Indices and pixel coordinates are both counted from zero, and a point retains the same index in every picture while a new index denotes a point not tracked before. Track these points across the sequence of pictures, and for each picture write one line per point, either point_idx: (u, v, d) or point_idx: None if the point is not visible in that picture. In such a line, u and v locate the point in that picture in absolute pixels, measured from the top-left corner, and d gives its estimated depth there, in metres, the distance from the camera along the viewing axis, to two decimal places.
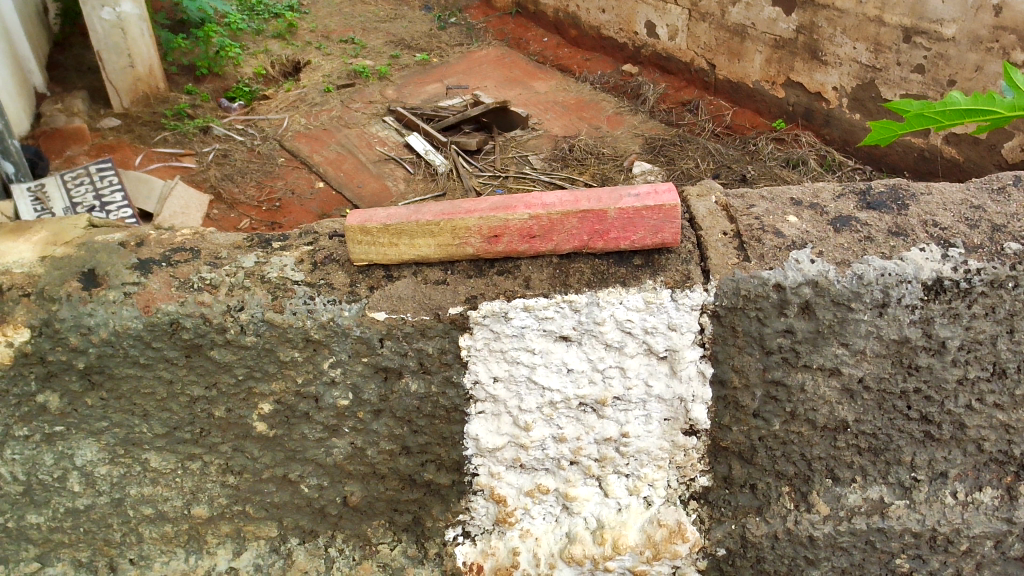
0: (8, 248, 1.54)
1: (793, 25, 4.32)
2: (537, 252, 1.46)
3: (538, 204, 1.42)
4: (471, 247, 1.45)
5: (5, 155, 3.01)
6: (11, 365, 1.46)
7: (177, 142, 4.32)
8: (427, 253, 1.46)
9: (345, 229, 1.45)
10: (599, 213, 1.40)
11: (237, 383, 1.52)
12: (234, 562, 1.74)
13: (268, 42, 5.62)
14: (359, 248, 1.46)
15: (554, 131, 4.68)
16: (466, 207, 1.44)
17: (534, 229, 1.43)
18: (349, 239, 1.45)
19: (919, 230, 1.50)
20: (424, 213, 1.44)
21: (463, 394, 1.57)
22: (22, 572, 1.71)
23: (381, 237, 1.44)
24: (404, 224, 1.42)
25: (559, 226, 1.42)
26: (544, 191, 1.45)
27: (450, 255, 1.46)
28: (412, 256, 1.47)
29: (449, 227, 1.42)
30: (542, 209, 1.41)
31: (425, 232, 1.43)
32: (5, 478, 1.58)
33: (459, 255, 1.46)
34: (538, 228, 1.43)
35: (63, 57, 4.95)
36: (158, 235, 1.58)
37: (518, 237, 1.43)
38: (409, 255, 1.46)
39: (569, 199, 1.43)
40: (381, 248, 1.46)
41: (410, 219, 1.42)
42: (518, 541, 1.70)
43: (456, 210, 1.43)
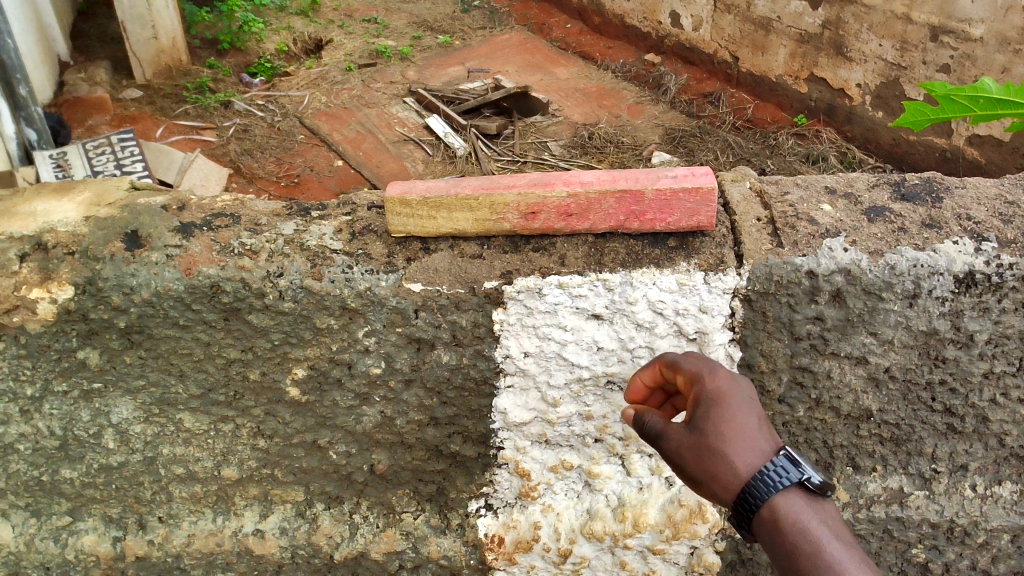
0: (54, 206, 1.58)
1: (820, 20, 4.34)
2: (571, 229, 1.48)
3: (575, 181, 1.44)
4: (507, 222, 1.47)
5: (28, 122, 3.11)
6: (54, 321, 1.49)
7: (198, 115, 4.36)
8: (464, 227, 1.48)
9: (385, 200, 1.47)
10: (636, 193, 1.42)
11: (274, 347, 1.55)
12: (260, 524, 1.78)
13: (290, 19, 5.65)
14: (397, 219, 1.48)
15: (575, 118, 4.69)
16: (505, 182, 1.46)
17: (572, 208, 1.44)
18: (389, 210, 1.47)
19: (953, 224, 1.51)
20: (462, 187, 1.46)
21: (493, 367, 1.59)
22: (54, 525, 1.76)
23: (420, 209, 1.46)
24: (443, 197, 1.44)
25: (596, 204, 1.44)
26: (582, 170, 1.47)
27: (487, 230, 1.48)
28: (448, 231, 1.49)
29: (487, 202, 1.44)
30: (579, 187, 1.42)
31: (463, 206, 1.45)
32: (42, 432, 1.62)
33: (495, 230, 1.48)
34: (575, 207, 1.44)
35: (88, 27, 5.01)
36: (199, 200, 1.61)
37: (553, 213, 1.45)
38: (446, 228, 1.48)
39: (607, 178, 1.44)
40: (419, 220, 1.48)
41: (452, 194, 1.44)
42: (540, 516, 1.74)
43: (495, 185, 1.45)
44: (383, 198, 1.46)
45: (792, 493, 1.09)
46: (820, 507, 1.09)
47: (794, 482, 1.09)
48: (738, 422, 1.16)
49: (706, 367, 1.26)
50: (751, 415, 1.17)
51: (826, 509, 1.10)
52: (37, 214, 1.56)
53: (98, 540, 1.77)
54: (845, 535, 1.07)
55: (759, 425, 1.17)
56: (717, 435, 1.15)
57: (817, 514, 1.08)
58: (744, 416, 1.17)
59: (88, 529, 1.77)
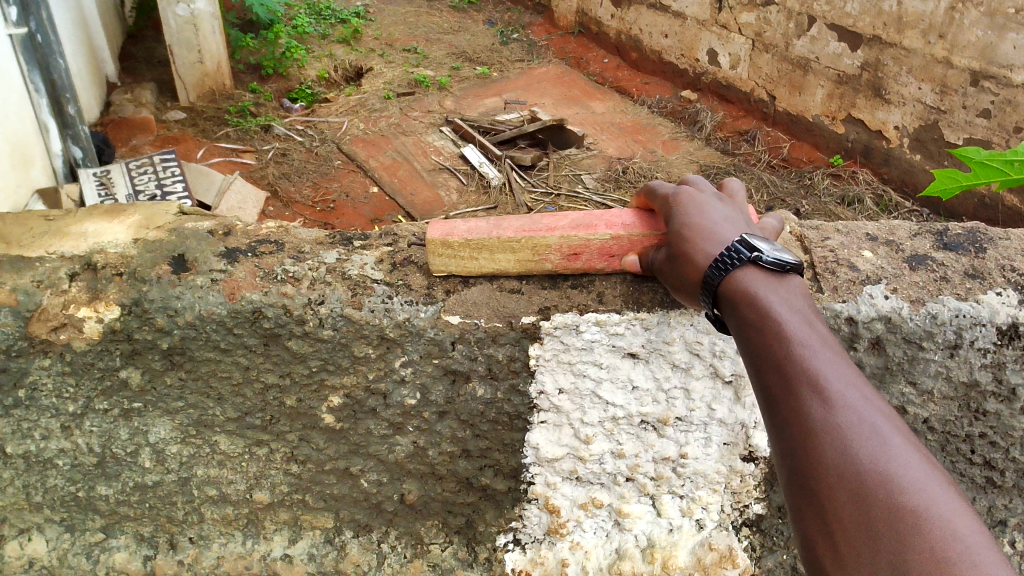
0: (104, 228, 1.62)
1: (858, 62, 4.49)
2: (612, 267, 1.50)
3: (618, 224, 1.45)
4: (549, 262, 1.49)
5: (75, 140, 3.28)
6: (99, 341, 1.50)
7: (238, 139, 4.46)
8: (505, 267, 1.50)
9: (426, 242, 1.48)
10: None
11: (310, 374, 1.55)
12: (289, 549, 1.78)
13: (333, 46, 5.77)
14: (439, 259, 1.50)
15: (610, 152, 4.72)
16: (547, 224, 1.47)
17: (614, 248, 1.46)
18: (430, 252, 1.49)
19: (996, 275, 1.50)
20: (503, 229, 1.48)
21: (528, 402, 1.59)
22: (87, 541, 1.78)
23: (461, 251, 1.48)
24: (485, 240, 1.46)
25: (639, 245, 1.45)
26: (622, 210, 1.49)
27: (528, 269, 1.51)
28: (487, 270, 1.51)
29: (529, 245, 1.46)
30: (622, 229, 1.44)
31: (505, 248, 1.47)
32: (81, 448, 1.64)
33: (536, 269, 1.51)
34: (617, 247, 1.46)
35: (136, 50, 5.17)
36: (245, 226, 1.64)
37: (596, 254, 1.47)
38: (487, 268, 1.50)
39: (646, 219, 1.46)
40: (460, 260, 1.50)
41: (493, 236, 1.46)
42: (567, 553, 1.71)
43: (536, 227, 1.47)
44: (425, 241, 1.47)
45: (748, 270, 1.14)
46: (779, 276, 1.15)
47: (748, 261, 1.15)
48: (703, 222, 1.27)
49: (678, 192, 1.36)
50: (715, 214, 1.28)
51: (786, 277, 1.15)
52: (88, 235, 1.60)
53: (130, 558, 1.78)
54: (800, 300, 1.12)
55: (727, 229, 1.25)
56: (685, 235, 1.26)
57: (773, 280, 1.13)
58: (708, 215, 1.29)
59: (121, 546, 1.79)
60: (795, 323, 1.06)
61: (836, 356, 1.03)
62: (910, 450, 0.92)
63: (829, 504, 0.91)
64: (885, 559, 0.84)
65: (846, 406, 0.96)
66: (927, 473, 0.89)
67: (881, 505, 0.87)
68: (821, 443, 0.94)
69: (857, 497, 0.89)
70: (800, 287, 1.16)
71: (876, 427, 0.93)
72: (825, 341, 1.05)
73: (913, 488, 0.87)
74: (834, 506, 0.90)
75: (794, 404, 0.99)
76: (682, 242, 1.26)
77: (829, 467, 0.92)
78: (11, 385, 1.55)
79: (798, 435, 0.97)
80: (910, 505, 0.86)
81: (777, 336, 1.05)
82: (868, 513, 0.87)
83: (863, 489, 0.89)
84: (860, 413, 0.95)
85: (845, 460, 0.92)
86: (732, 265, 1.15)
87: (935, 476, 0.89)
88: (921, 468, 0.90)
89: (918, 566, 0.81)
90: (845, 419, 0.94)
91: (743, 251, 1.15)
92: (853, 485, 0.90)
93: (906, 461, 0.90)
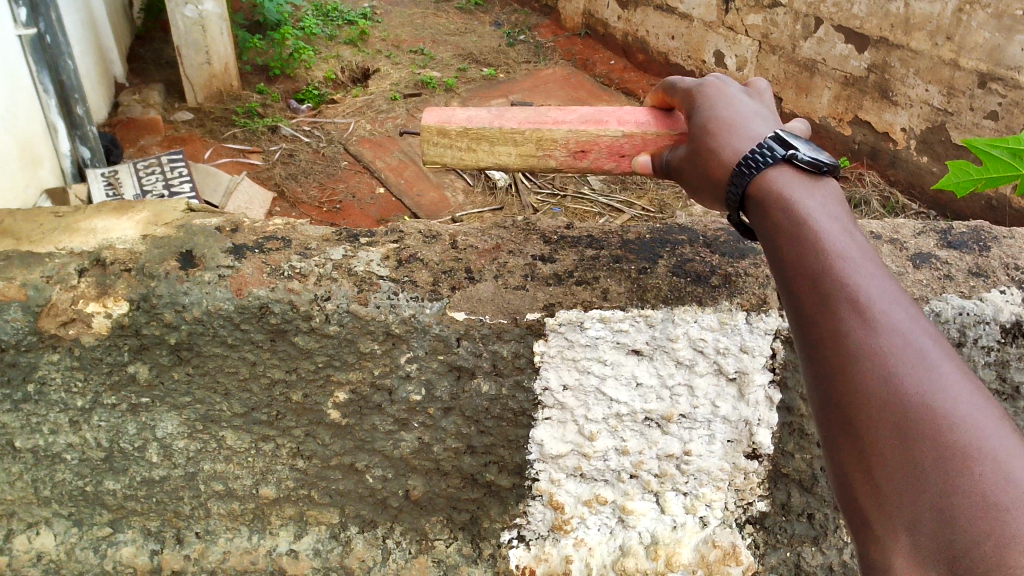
0: (113, 224, 1.64)
1: (866, 63, 4.60)
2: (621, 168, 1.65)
3: (622, 122, 1.61)
4: (550, 156, 1.66)
5: (83, 140, 3.33)
6: (107, 336, 1.51)
7: (246, 139, 4.49)
8: (511, 158, 1.68)
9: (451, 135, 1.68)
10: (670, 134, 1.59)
11: (317, 369, 1.56)
12: (294, 545, 1.80)
13: (339, 47, 5.78)
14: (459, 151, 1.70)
15: None
16: (553, 119, 1.65)
17: (611, 146, 1.62)
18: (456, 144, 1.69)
19: (999, 273, 1.51)
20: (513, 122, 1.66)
21: (532, 398, 1.60)
22: (95, 535, 1.80)
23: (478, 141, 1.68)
24: (492, 130, 1.65)
25: (647, 144, 1.59)
26: (632, 109, 1.65)
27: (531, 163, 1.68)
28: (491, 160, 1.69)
29: (532, 136, 1.64)
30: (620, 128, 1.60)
31: (511, 140, 1.66)
32: (89, 443, 1.66)
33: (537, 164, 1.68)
34: (615, 145, 1.61)
35: (143, 50, 5.20)
36: (252, 223, 1.66)
37: (603, 150, 1.63)
38: (498, 159, 1.69)
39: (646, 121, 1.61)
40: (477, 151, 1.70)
41: (495, 125, 1.65)
42: (572, 549, 1.73)
43: (542, 122, 1.65)
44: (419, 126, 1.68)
45: (781, 168, 1.13)
46: (813, 179, 1.12)
47: (782, 160, 1.13)
48: (727, 118, 1.28)
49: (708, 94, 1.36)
50: (739, 109, 1.30)
51: (819, 181, 1.12)
52: (97, 232, 1.62)
53: (137, 552, 1.80)
54: (837, 209, 1.08)
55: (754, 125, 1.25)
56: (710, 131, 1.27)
57: (811, 192, 1.09)
58: (733, 112, 1.29)
59: (128, 541, 1.81)
60: (835, 240, 1.02)
61: (877, 269, 0.98)
62: (959, 377, 0.87)
63: (869, 436, 0.88)
64: (929, 502, 0.82)
65: (890, 330, 0.91)
66: (977, 402, 0.85)
67: (926, 441, 0.84)
68: (860, 367, 0.91)
69: (900, 431, 0.86)
70: (836, 192, 1.13)
71: (921, 350, 0.89)
72: (864, 252, 1.01)
73: (960, 421, 0.83)
74: (875, 437, 0.88)
75: (830, 325, 0.95)
76: (707, 137, 1.26)
77: (869, 396, 0.89)
78: (20, 379, 1.56)
79: (834, 360, 0.93)
80: (956, 439, 0.82)
81: (814, 252, 1.01)
82: (912, 448, 0.84)
83: (907, 424, 0.86)
84: (904, 335, 0.91)
85: (887, 387, 0.88)
86: (765, 163, 1.14)
87: (986, 406, 0.85)
88: (971, 399, 0.85)
89: (963, 509, 0.79)
90: (889, 344, 0.90)
91: (775, 152, 1.14)
92: (895, 416, 0.87)
93: (955, 392, 0.86)
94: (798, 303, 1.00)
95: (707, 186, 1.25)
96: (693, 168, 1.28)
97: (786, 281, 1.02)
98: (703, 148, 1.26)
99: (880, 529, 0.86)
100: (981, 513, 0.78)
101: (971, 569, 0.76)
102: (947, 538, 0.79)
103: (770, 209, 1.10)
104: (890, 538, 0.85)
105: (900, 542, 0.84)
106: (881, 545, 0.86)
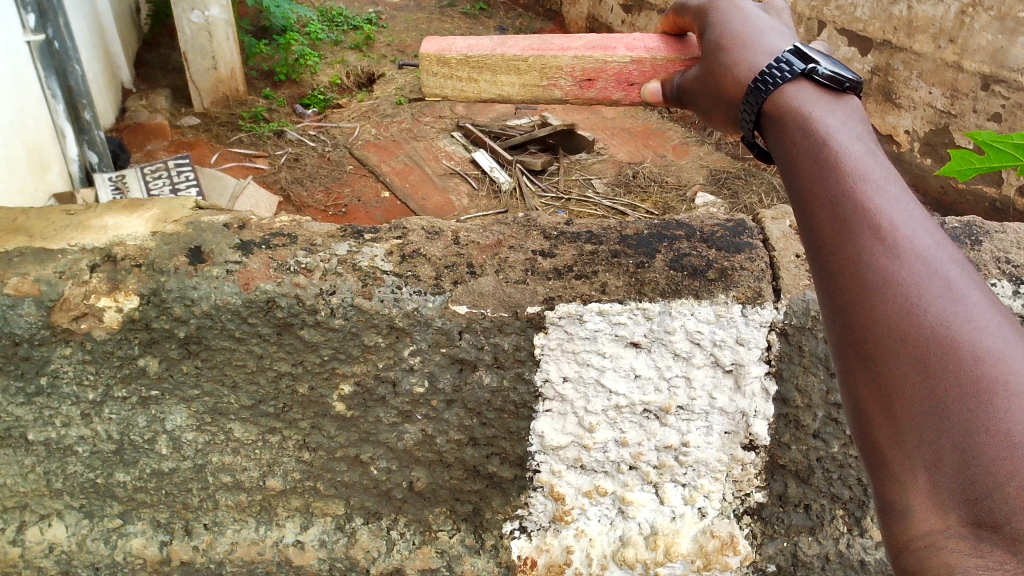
0: (124, 221, 1.68)
1: (869, 66, 4.68)
2: (629, 97, 1.78)
3: (636, 48, 1.72)
4: (557, 86, 1.80)
5: (91, 146, 3.33)
6: (118, 330, 1.55)
7: (252, 144, 4.54)
8: (512, 87, 1.81)
9: (450, 63, 1.81)
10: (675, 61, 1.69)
11: (322, 362, 1.60)
12: (301, 536, 1.83)
13: (345, 52, 5.85)
14: (458, 82, 1.83)
15: (620, 156, 4.79)
16: (560, 46, 1.76)
17: (620, 73, 1.74)
18: (456, 73, 1.82)
19: (991, 266, 1.54)
20: (514, 50, 1.78)
21: (532, 390, 1.63)
22: (105, 527, 1.83)
23: (471, 74, 1.81)
24: (496, 59, 1.78)
25: (656, 70, 1.71)
26: (641, 35, 1.75)
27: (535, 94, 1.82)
28: (496, 89, 1.83)
29: (537, 65, 1.77)
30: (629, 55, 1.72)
31: (512, 68, 1.79)
32: (100, 436, 1.69)
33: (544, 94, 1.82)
34: (624, 73, 1.74)
35: (151, 56, 5.27)
36: (259, 220, 1.69)
37: (611, 78, 1.76)
38: (499, 87, 1.82)
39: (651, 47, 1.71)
40: (473, 82, 1.82)
41: (498, 54, 1.78)
42: (572, 540, 1.77)
43: (547, 50, 1.77)
44: (419, 55, 1.81)
45: (800, 85, 1.17)
46: (832, 106, 1.12)
47: (802, 75, 1.17)
48: (744, 34, 1.36)
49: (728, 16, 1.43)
50: (758, 24, 1.38)
51: (838, 106, 1.13)
52: (109, 229, 1.65)
53: (146, 543, 1.83)
54: (859, 135, 1.06)
55: (770, 40, 1.33)
56: (726, 46, 1.35)
57: (834, 117, 1.10)
58: (751, 28, 1.37)
59: (137, 532, 1.84)
60: (857, 163, 1.00)
61: (899, 193, 0.95)
62: (985, 305, 0.84)
63: (885, 368, 0.84)
64: (948, 437, 0.78)
65: (913, 254, 0.88)
66: (1004, 333, 0.81)
67: (946, 373, 0.80)
68: (877, 291, 0.87)
69: (919, 363, 0.82)
70: (859, 119, 1.11)
71: (945, 278, 0.86)
72: (887, 180, 0.97)
73: (986, 353, 0.79)
74: (892, 369, 0.84)
75: (847, 250, 0.91)
76: (721, 55, 1.35)
77: (886, 324, 0.85)
78: (33, 373, 1.60)
79: (849, 286, 0.90)
80: (981, 372, 0.78)
81: (832, 179, 0.98)
82: (932, 382, 0.81)
83: (927, 353, 0.82)
84: (928, 262, 0.87)
85: (907, 316, 0.84)
86: (785, 81, 1.18)
87: (1012, 336, 0.81)
88: (998, 329, 0.82)
89: (985, 448, 0.75)
90: (912, 269, 0.87)
91: (795, 68, 1.18)
92: (915, 347, 0.83)
93: (979, 320, 0.82)
94: (813, 229, 0.97)
95: (722, 102, 1.36)
96: (709, 88, 1.39)
97: (803, 207, 1.00)
98: (716, 66, 1.36)
99: (895, 467, 0.83)
100: (1004, 453, 0.74)
101: (993, 512, 0.74)
102: (968, 477, 0.76)
103: (791, 136, 1.10)
104: (906, 475, 0.82)
105: (917, 479, 0.81)
106: (898, 484, 0.83)
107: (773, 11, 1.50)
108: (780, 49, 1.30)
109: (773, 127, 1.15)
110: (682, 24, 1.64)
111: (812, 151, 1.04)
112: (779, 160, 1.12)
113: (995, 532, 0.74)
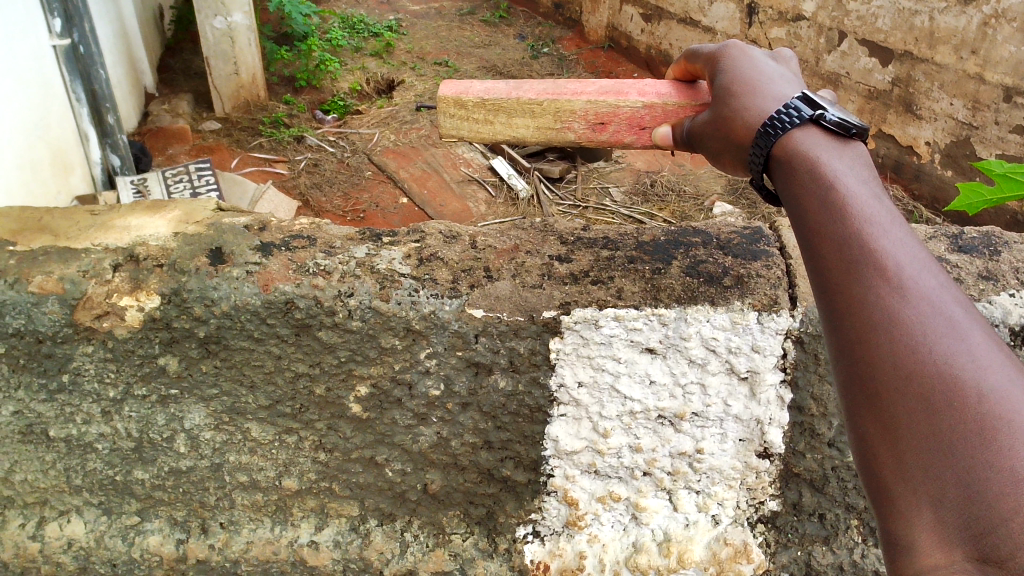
0: (146, 222, 1.70)
1: (889, 77, 4.66)
2: (640, 140, 1.77)
3: (649, 93, 1.73)
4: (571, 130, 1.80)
5: (113, 149, 3.42)
6: (139, 328, 1.57)
7: (272, 149, 4.58)
8: (527, 128, 1.82)
9: (465, 105, 1.82)
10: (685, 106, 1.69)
11: (339, 364, 1.61)
12: (315, 536, 1.84)
13: (365, 59, 5.89)
14: (473, 120, 1.84)
15: (638, 165, 4.80)
16: (574, 90, 1.77)
17: (629, 117, 1.74)
18: (471, 115, 1.83)
19: (1009, 276, 1.53)
20: (530, 93, 1.79)
21: (547, 395, 1.64)
22: (123, 524, 1.86)
23: (486, 111, 1.82)
24: (511, 102, 1.80)
25: (668, 115, 1.71)
26: (653, 81, 1.76)
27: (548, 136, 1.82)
28: (510, 131, 1.84)
29: (550, 108, 1.78)
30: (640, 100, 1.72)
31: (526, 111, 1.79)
32: (120, 433, 1.72)
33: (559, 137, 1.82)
34: (634, 117, 1.74)
35: (173, 61, 5.33)
36: (278, 223, 1.71)
37: (623, 121, 1.75)
38: (514, 128, 1.83)
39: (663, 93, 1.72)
40: (488, 120, 1.83)
41: (513, 97, 1.79)
42: (585, 546, 1.77)
43: (561, 94, 1.78)
44: (437, 97, 1.83)
45: (808, 130, 1.17)
46: (841, 151, 1.14)
47: (809, 121, 1.18)
48: (751, 80, 1.36)
49: (736, 62, 1.43)
50: (766, 71, 1.38)
51: (846, 151, 1.14)
52: (131, 229, 1.68)
53: (163, 541, 1.85)
54: (867, 180, 1.08)
55: (776, 87, 1.33)
56: (734, 92, 1.35)
57: (841, 161, 1.11)
58: (759, 73, 1.37)
59: (154, 530, 1.86)
60: (864, 207, 1.01)
61: (905, 237, 0.96)
62: (989, 346, 0.85)
63: (891, 410, 0.86)
64: (953, 472, 0.79)
65: (919, 296, 0.89)
66: (1008, 373, 0.82)
67: (950, 412, 0.81)
68: (883, 333, 0.89)
69: (924, 401, 0.83)
70: (866, 165, 1.13)
71: (950, 319, 0.87)
72: (894, 222, 0.99)
73: (989, 393, 0.80)
74: (897, 411, 0.85)
75: (854, 292, 0.93)
76: (729, 100, 1.35)
77: (892, 365, 0.87)
78: (56, 370, 1.63)
79: (856, 329, 0.91)
80: (984, 411, 0.79)
81: (840, 222, 1.00)
82: (936, 420, 0.82)
83: (932, 392, 0.83)
84: (933, 303, 0.88)
85: (912, 357, 0.86)
86: (793, 126, 1.18)
87: (1016, 375, 0.82)
88: (1002, 369, 0.83)
89: (988, 485, 0.76)
90: (917, 310, 0.88)
91: (803, 114, 1.18)
92: (920, 386, 0.84)
93: (983, 360, 0.83)
94: (822, 271, 0.98)
95: (731, 146, 1.35)
96: (717, 132, 1.38)
97: (812, 249, 1.01)
98: (725, 112, 1.35)
99: (901, 502, 0.84)
100: (1006, 489, 0.75)
101: (995, 545, 0.74)
102: (971, 510, 0.77)
103: (799, 178, 1.11)
104: (911, 510, 0.82)
105: (922, 514, 0.81)
106: (903, 520, 0.83)
107: (781, 59, 1.50)
108: (788, 97, 1.30)
109: (781, 170, 1.17)
110: (693, 69, 1.65)
111: (820, 195, 1.06)
112: (786, 204, 1.13)
113: (997, 566, 0.73)
